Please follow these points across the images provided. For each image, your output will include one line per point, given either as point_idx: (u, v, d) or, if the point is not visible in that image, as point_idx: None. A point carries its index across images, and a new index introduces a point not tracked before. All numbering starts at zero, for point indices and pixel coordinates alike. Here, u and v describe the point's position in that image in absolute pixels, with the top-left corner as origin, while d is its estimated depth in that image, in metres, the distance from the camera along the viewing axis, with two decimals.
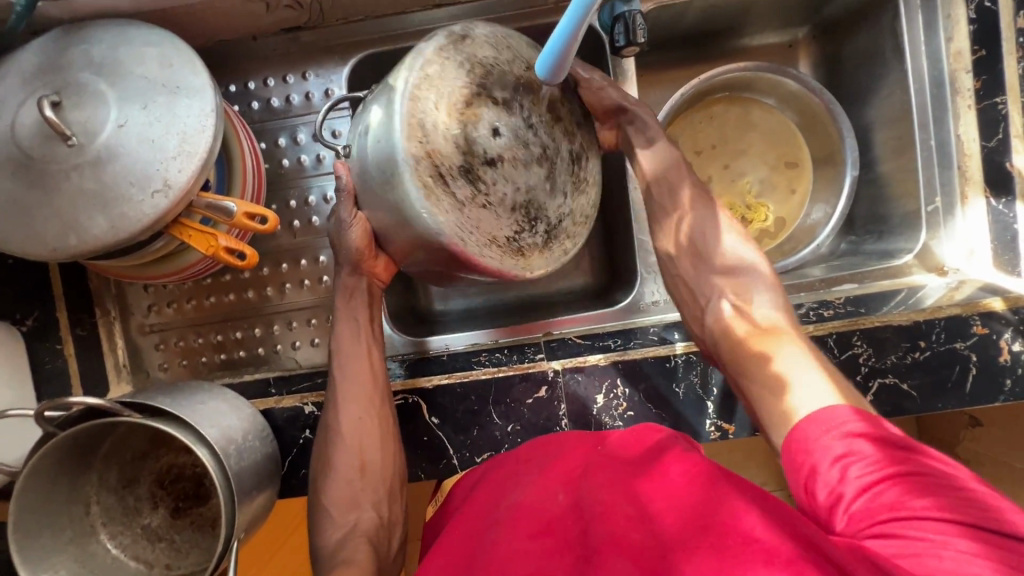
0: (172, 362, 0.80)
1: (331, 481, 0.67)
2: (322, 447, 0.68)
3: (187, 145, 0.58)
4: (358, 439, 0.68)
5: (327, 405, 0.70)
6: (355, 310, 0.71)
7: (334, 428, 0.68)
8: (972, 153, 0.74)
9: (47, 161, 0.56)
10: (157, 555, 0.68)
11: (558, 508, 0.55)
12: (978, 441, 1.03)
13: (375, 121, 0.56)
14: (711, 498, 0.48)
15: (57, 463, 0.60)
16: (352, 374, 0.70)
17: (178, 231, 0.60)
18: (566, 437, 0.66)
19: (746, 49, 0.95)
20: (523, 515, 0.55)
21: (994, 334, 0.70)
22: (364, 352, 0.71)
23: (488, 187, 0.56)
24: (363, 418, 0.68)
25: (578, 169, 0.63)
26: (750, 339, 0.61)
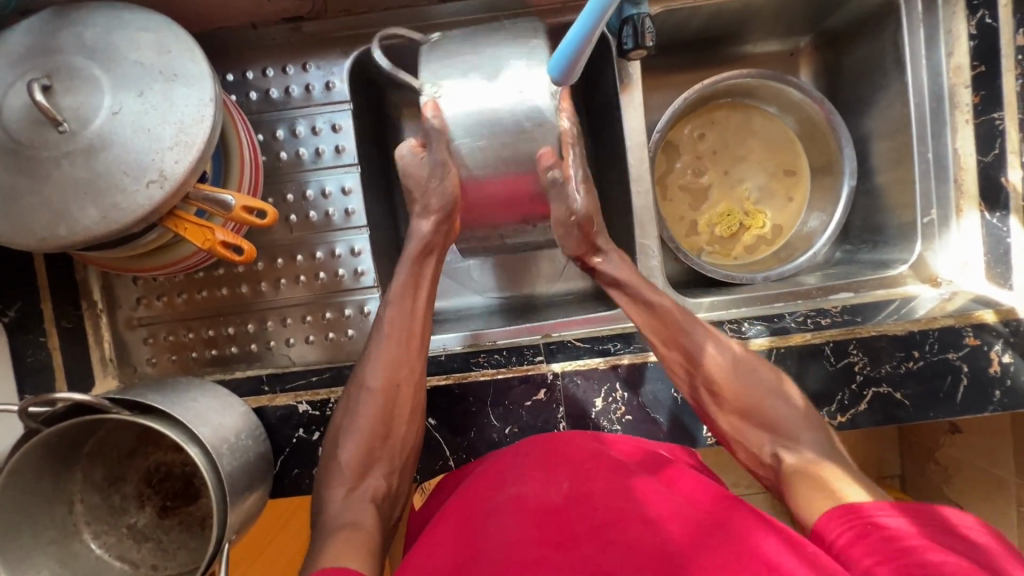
0: (161, 357, 0.78)
1: (352, 439, 0.64)
2: (352, 402, 0.66)
3: (184, 135, 0.56)
4: (389, 403, 0.65)
5: (366, 358, 0.67)
6: (417, 264, 0.70)
7: (368, 384, 0.66)
8: (968, 167, 0.75)
9: (36, 147, 0.54)
10: (143, 555, 0.66)
11: (560, 498, 0.56)
12: (957, 447, 1.06)
13: (518, 73, 0.63)
14: (726, 521, 0.52)
15: (41, 459, 0.58)
16: (400, 334, 0.67)
17: (173, 224, 0.58)
18: (567, 435, 0.65)
19: (747, 56, 0.96)
20: (525, 508, 0.55)
21: (985, 345, 0.71)
22: (413, 311, 0.68)
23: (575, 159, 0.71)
24: (399, 384, 0.66)
25: None
26: (805, 470, 0.58)
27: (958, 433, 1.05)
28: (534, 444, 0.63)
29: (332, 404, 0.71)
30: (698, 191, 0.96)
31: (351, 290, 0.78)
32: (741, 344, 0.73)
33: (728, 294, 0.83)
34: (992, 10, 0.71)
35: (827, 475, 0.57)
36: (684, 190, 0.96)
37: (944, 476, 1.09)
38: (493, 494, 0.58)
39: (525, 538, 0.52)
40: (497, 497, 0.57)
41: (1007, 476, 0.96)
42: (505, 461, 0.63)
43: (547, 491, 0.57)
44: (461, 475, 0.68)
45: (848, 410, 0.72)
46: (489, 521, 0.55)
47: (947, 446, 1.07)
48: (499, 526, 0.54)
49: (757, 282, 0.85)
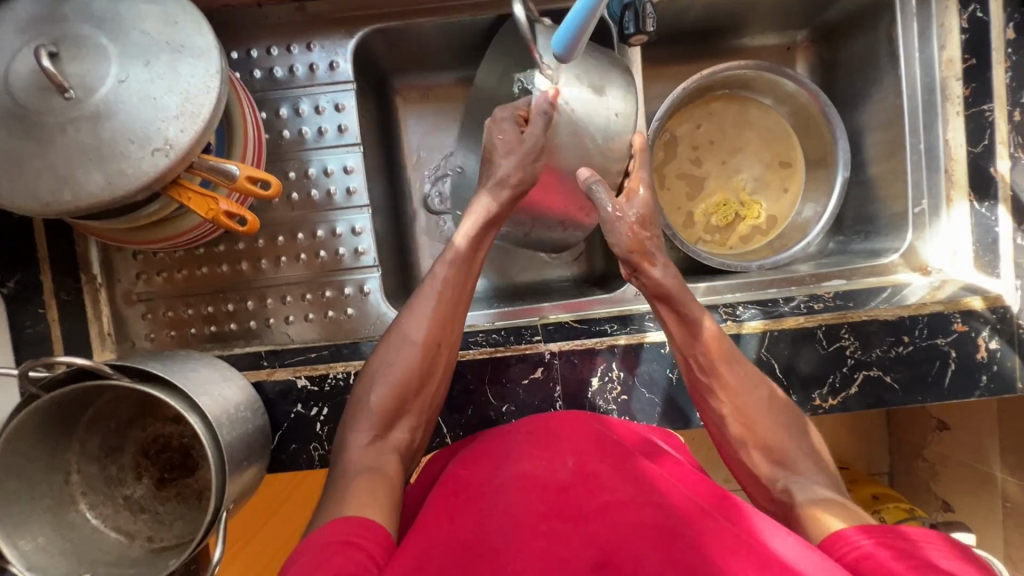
0: (160, 333, 0.78)
1: (383, 383, 0.66)
2: (390, 349, 0.67)
3: (189, 105, 0.57)
4: (427, 358, 0.67)
5: (409, 310, 0.69)
6: (480, 231, 0.71)
7: (409, 336, 0.67)
8: (959, 158, 0.77)
9: (41, 113, 0.54)
10: (139, 527, 0.66)
11: (567, 478, 0.57)
12: (944, 444, 1.07)
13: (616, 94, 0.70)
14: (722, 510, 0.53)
15: (40, 425, 0.58)
16: (450, 294, 0.69)
17: (176, 193, 0.58)
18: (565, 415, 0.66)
19: (745, 48, 0.97)
20: (530, 485, 0.56)
21: (973, 331, 0.73)
22: (464, 275, 0.71)
23: None
24: (440, 342, 0.68)
25: None
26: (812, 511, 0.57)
27: (946, 430, 1.06)
28: (538, 421, 0.64)
29: (330, 380, 0.72)
30: (695, 180, 0.97)
31: (351, 269, 0.79)
32: (735, 326, 0.74)
33: (723, 280, 0.85)
34: (983, 4, 0.73)
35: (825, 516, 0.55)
36: (682, 180, 0.97)
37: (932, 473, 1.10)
38: (496, 470, 0.59)
39: (532, 514, 0.53)
40: (502, 475, 0.58)
41: (993, 470, 0.97)
42: (506, 437, 0.63)
43: (554, 471, 0.58)
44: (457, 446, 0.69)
45: (839, 393, 0.73)
46: (494, 497, 0.56)
47: (936, 444, 1.09)
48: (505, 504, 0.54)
49: (751, 270, 0.86)
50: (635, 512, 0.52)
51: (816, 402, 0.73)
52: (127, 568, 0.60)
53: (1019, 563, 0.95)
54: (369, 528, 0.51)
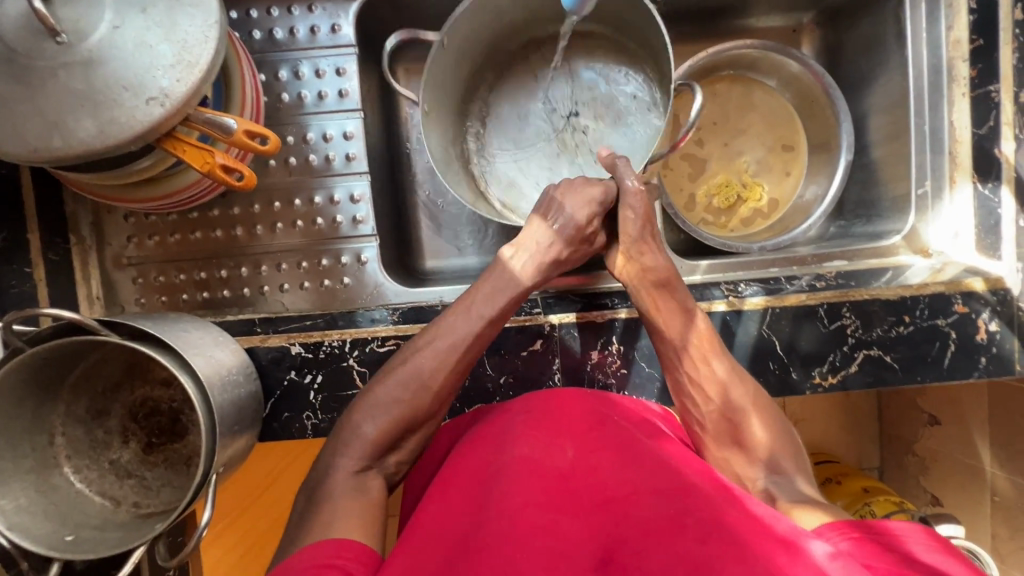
0: (151, 297, 0.76)
1: (385, 415, 0.63)
2: (397, 386, 0.64)
3: (186, 55, 0.55)
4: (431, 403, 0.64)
5: (418, 345, 0.66)
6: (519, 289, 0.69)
7: (417, 375, 0.64)
8: (963, 140, 0.76)
9: (31, 56, 0.52)
10: (125, 492, 0.64)
11: (566, 464, 0.57)
12: (935, 439, 1.08)
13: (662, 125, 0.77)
14: (722, 494, 0.53)
15: (23, 381, 0.56)
16: (466, 340, 0.66)
17: (171, 146, 0.57)
18: (567, 395, 0.66)
19: (752, 29, 0.96)
20: (527, 470, 0.56)
21: (973, 313, 0.73)
22: (481, 318, 0.67)
23: (584, 133, 0.82)
24: (445, 387, 0.65)
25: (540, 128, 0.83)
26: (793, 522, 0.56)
27: (937, 425, 1.06)
28: (534, 404, 0.64)
29: (325, 347, 0.70)
30: (698, 162, 0.97)
31: (347, 238, 0.77)
32: (736, 302, 0.74)
33: (723, 259, 0.84)
34: None
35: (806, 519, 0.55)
36: (684, 161, 0.97)
37: (923, 467, 1.11)
38: (493, 456, 0.59)
39: (529, 501, 0.52)
40: (500, 459, 0.58)
41: (983, 465, 0.98)
42: (506, 421, 0.63)
43: (551, 458, 0.57)
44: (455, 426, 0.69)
45: (839, 372, 0.73)
46: (491, 484, 0.55)
47: (927, 438, 1.09)
48: (502, 489, 0.54)
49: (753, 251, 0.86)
50: (632, 498, 0.52)
51: (815, 380, 0.73)
52: (113, 532, 0.58)
53: (1007, 556, 0.95)
54: (348, 548, 0.50)
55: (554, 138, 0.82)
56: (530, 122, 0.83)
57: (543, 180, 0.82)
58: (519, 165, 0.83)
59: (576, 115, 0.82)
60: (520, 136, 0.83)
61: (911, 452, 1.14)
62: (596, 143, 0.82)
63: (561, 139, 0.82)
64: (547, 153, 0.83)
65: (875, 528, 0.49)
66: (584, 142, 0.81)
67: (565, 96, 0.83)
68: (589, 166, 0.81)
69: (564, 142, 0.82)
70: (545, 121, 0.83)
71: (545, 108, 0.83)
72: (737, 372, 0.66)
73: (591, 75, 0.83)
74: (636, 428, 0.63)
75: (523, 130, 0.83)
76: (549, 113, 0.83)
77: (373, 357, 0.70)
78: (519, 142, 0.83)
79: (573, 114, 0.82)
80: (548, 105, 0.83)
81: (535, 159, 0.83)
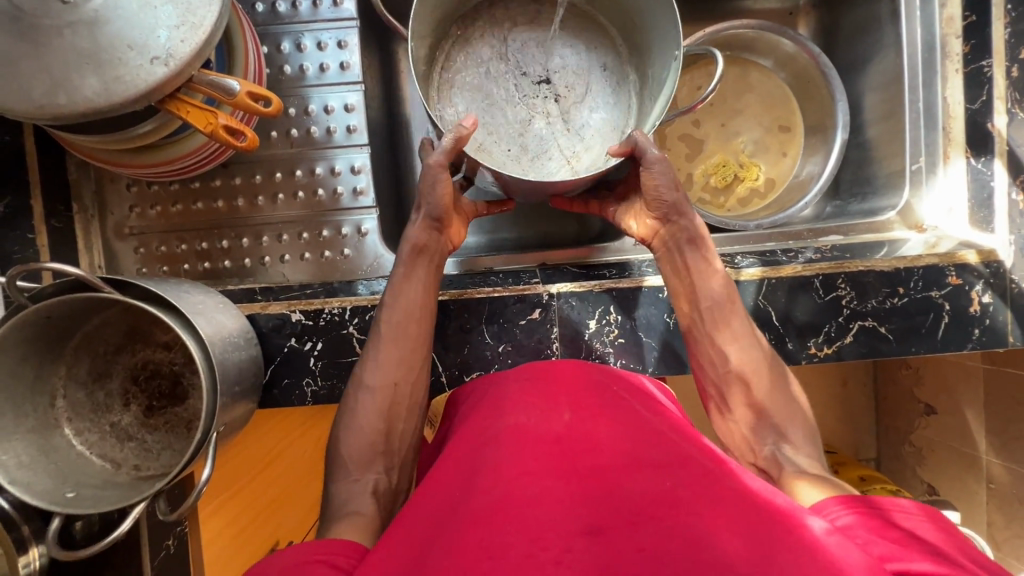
0: (152, 266, 0.77)
1: (354, 433, 0.62)
2: (359, 401, 0.64)
3: (191, 16, 0.56)
4: (388, 402, 0.64)
5: (364, 358, 0.66)
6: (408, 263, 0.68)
7: (366, 382, 0.64)
8: (956, 115, 0.78)
9: (37, 14, 0.53)
10: (125, 455, 0.65)
11: (560, 429, 0.57)
12: (931, 428, 1.08)
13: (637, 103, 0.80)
14: (723, 467, 0.52)
15: (26, 339, 0.57)
16: (397, 334, 0.65)
17: (175, 107, 0.57)
18: (568, 372, 0.66)
19: (749, 11, 0.97)
20: (525, 443, 0.55)
21: (967, 285, 0.73)
22: (407, 313, 0.66)
23: (555, 103, 0.80)
24: (397, 383, 0.64)
25: (510, 93, 0.80)
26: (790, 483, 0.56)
27: (933, 414, 1.07)
28: (530, 374, 0.65)
29: (325, 314, 0.70)
30: (695, 142, 0.97)
31: (348, 209, 0.78)
32: (733, 272, 0.74)
33: (719, 234, 0.85)
34: None
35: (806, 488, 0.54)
36: (681, 141, 0.97)
37: (919, 457, 1.11)
38: (490, 424, 0.59)
39: (525, 470, 0.51)
40: (497, 427, 0.58)
41: (979, 452, 0.98)
42: (507, 397, 0.63)
43: (546, 425, 0.57)
44: (463, 392, 0.69)
45: (834, 342, 0.74)
46: (486, 451, 0.56)
47: (923, 427, 1.10)
48: (497, 456, 0.54)
49: (749, 229, 0.85)
50: (631, 467, 0.51)
51: (811, 351, 0.74)
52: (113, 491, 0.59)
53: (1002, 543, 0.95)
54: (330, 544, 0.48)
55: (525, 104, 0.79)
56: (499, 80, 0.80)
57: (515, 146, 0.79)
58: (491, 128, 0.79)
59: (547, 83, 0.80)
60: (491, 99, 0.79)
61: (907, 442, 1.14)
62: (568, 113, 0.80)
63: (533, 106, 0.80)
64: (517, 119, 0.80)
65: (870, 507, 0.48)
66: (557, 111, 0.80)
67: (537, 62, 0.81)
68: (558, 136, 0.80)
69: (535, 109, 0.80)
70: (515, 86, 0.80)
71: (515, 71, 0.80)
72: (732, 339, 0.66)
73: (563, 45, 0.81)
74: (638, 405, 0.63)
75: (493, 96, 0.80)
76: (520, 78, 0.80)
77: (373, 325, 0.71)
78: (489, 108, 0.79)
79: (544, 81, 0.80)
80: (518, 68, 0.80)
81: (507, 123, 0.79)
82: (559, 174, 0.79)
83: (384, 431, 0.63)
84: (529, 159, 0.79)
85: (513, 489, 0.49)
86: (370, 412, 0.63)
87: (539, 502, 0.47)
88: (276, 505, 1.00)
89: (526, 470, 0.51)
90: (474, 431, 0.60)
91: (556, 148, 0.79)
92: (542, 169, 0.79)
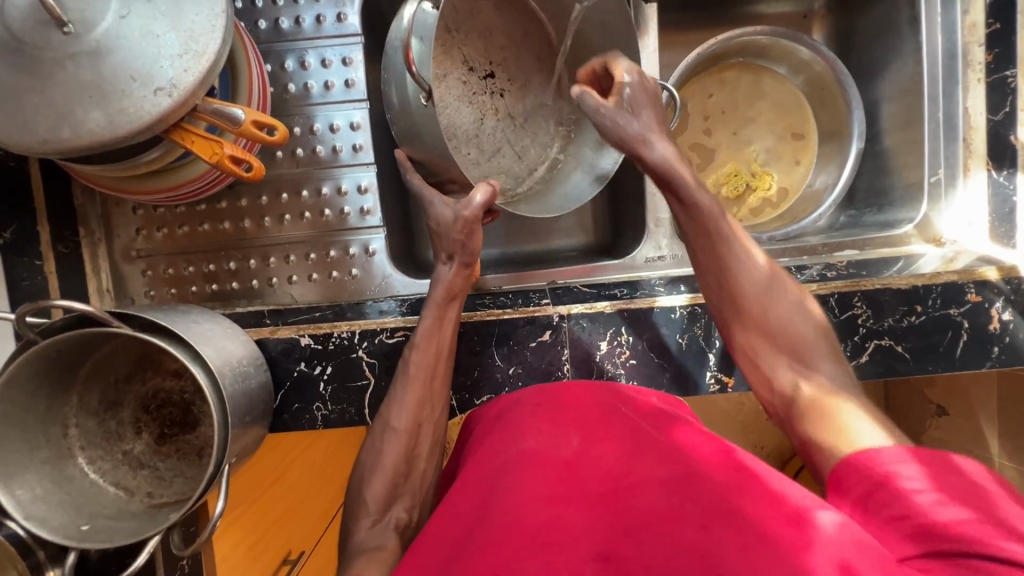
0: (160, 289, 0.76)
1: (381, 475, 0.61)
2: (382, 442, 0.63)
3: (194, 44, 0.54)
4: (413, 445, 0.63)
5: (390, 399, 0.65)
6: (442, 307, 0.67)
7: (392, 424, 0.64)
8: (978, 127, 0.76)
9: (39, 47, 0.52)
10: (139, 482, 0.65)
11: (571, 453, 0.55)
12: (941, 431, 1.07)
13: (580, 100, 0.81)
14: (743, 469, 0.51)
15: (37, 373, 0.57)
16: (426, 375, 0.65)
17: (180, 137, 0.57)
18: (576, 388, 0.64)
19: (761, 15, 0.95)
20: (534, 465, 0.54)
21: (986, 302, 0.72)
22: (437, 355, 0.66)
23: (499, 98, 0.77)
24: (422, 424, 0.64)
25: (465, 90, 0.74)
26: (817, 404, 0.54)
27: (945, 417, 1.06)
28: (540, 396, 0.64)
29: (334, 338, 0.70)
30: (705, 151, 0.95)
31: (355, 229, 0.77)
32: None
33: None
34: None
35: (835, 413, 0.52)
36: (692, 150, 0.95)
37: None
38: (501, 449, 0.58)
39: (535, 494, 0.50)
40: (508, 452, 0.57)
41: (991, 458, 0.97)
42: (519, 419, 0.62)
43: (555, 447, 0.56)
44: (469, 422, 0.69)
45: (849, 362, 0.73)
46: (497, 476, 0.54)
47: (933, 430, 1.09)
48: (508, 480, 0.53)
49: (762, 241, 0.84)
50: (646, 485, 0.50)
51: None
52: (127, 521, 0.59)
53: None
54: None
55: (477, 102, 0.75)
56: (452, 74, 0.73)
57: (476, 148, 0.75)
58: (454, 131, 0.73)
59: (492, 78, 0.76)
60: (447, 99, 0.72)
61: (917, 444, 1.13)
62: (513, 110, 0.78)
63: (482, 104, 0.76)
64: (472, 118, 0.75)
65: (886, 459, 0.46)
66: (504, 106, 0.77)
67: (480, 54, 0.76)
68: (510, 134, 0.78)
69: (485, 107, 0.76)
70: (465, 82, 0.74)
71: (462, 67, 0.74)
72: (751, 267, 0.62)
73: (501, 37, 0.77)
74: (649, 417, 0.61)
75: (447, 91, 0.72)
76: (468, 75, 0.74)
77: (382, 349, 0.70)
78: (446, 103, 0.72)
79: (492, 75, 0.76)
80: (464, 64, 0.74)
81: (463, 125, 0.74)
82: (515, 175, 0.79)
83: (411, 464, 0.63)
84: (487, 159, 0.77)
85: (522, 515, 0.48)
86: (397, 452, 0.62)
87: (549, 529, 0.46)
88: (288, 515, 1.02)
89: (538, 495, 0.50)
90: (486, 457, 0.58)
91: (507, 146, 0.78)
92: (499, 168, 0.78)
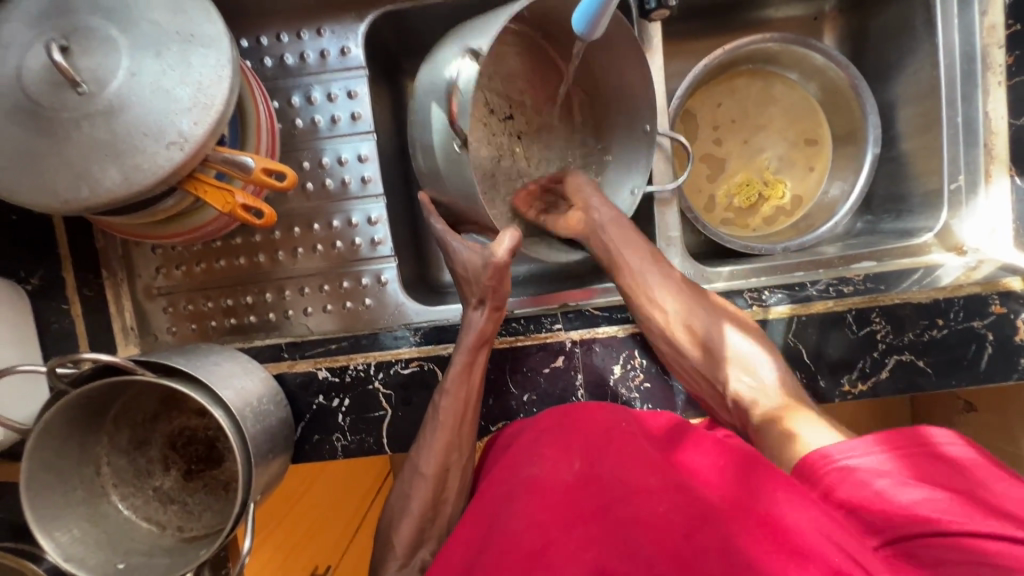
0: (181, 325, 0.79)
1: (409, 518, 0.62)
2: (414, 485, 0.64)
3: (202, 96, 0.55)
4: (439, 489, 0.64)
5: (420, 442, 0.66)
6: (473, 353, 0.67)
7: (420, 469, 0.64)
8: (999, 131, 0.74)
9: (55, 108, 0.53)
10: (169, 517, 0.67)
11: (571, 476, 0.53)
12: None
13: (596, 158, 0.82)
14: (747, 484, 0.49)
15: (69, 421, 0.59)
16: (454, 421, 0.65)
17: (193, 186, 0.58)
18: (585, 410, 0.62)
19: (769, 20, 0.93)
20: (536, 490, 0.52)
21: (1011, 313, 0.70)
22: (466, 400, 0.67)
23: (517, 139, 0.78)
24: (450, 467, 0.65)
25: (490, 134, 0.76)
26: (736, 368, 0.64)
27: None
28: (549, 420, 0.62)
29: (351, 371, 0.71)
30: (716, 161, 0.94)
31: (367, 260, 0.78)
32: (761, 312, 0.72)
33: (745, 263, 0.82)
34: None
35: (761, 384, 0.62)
36: (704, 160, 0.93)
37: None
38: (509, 477, 0.56)
39: (537, 521, 0.49)
40: (514, 480, 0.55)
41: None
42: (530, 443, 0.60)
43: (556, 470, 0.54)
44: (489, 445, 0.70)
45: (869, 378, 0.71)
46: (503, 507, 0.53)
47: None
48: (510, 511, 0.51)
49: (776, 252, 0.84)
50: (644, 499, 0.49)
51: (844, 388, 0.71)
52: (160, 557, 0.61)
53: None
54: None
55: (495, 143, 0.76)
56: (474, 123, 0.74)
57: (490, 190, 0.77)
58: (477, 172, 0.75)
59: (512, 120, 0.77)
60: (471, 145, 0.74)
61: None
62: (533, 153, 0.80)
63: (500, 145, 0.77)
64: (490, 158, 0.76)
65: (857, 448, 0.48)
66: (521, 149, 0.79)
67: (502, 98, 0.77)
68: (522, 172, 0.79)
69: (503, 148, 0.77)
70: (484, 122, 0.75)
71: (484, 109, 0.75)
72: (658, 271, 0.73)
73: (522, 82, 0.78)
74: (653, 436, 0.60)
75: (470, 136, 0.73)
76: (488, 117, 0.75)
77: (398, 379, 0.72)
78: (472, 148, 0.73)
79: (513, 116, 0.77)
80: (485, 107, 0.75)
81: (482, 165, 0.76)
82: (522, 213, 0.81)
83: (436, 509, 0.63)
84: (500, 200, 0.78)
85: (523, 539, 0.47)
86: (425, 497, 0.63)
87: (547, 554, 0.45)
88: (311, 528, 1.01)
89: (539, 520, 0.49)
90: (493, 486, 0.57)
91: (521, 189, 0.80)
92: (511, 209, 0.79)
